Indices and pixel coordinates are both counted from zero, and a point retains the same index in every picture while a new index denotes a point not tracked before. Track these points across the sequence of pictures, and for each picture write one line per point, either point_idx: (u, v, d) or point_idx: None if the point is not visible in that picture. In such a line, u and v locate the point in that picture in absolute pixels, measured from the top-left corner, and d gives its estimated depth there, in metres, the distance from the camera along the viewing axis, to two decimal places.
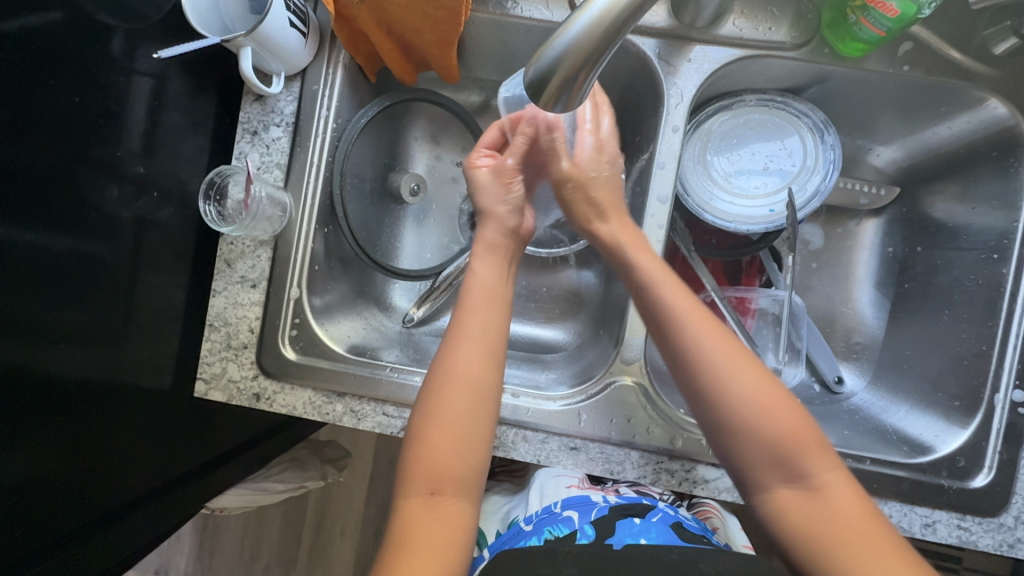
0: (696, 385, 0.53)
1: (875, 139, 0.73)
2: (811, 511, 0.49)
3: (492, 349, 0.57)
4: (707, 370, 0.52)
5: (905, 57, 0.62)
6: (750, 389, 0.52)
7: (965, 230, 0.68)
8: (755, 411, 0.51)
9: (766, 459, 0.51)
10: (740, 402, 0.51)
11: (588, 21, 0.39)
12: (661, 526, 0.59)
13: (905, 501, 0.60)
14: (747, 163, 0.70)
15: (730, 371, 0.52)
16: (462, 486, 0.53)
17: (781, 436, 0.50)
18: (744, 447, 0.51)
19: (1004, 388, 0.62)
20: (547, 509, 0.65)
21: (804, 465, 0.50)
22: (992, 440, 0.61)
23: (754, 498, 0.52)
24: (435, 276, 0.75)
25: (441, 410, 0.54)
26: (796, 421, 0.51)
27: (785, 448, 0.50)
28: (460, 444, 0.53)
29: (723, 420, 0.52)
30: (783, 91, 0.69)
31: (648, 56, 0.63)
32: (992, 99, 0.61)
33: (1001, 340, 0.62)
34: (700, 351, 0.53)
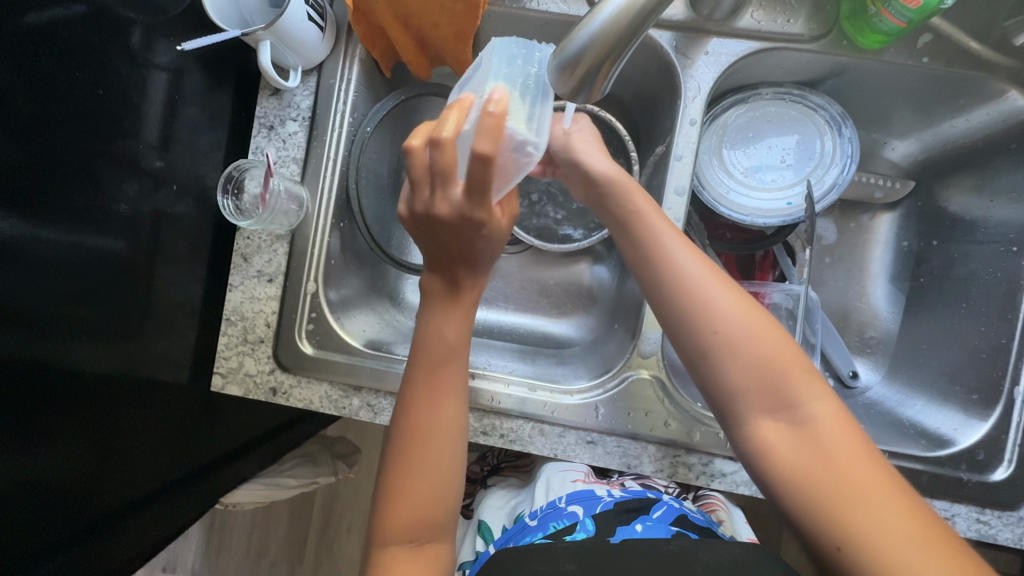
0: (675, 307, 0.51)
1: (891, 132, 0.73)
2: (798, 442, 0.45)
3: (456, 395, 0.54)
4: (687, 291, 0.51)
5: (924, 49, 0.62)
6: (732, 309, 0.50)
7: (983, 223, 0.67)
8: (737, 333, 0.49)
9: (751, 385, 0.48)
10: (721, 326, 0.49)
11: (614, 10, 0.39)
12: (663, 526, 0.58)
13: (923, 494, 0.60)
14: (763, 156, 0.70)
15: (710, 291, 0.51)
16: (438, 528, 0.52)
17: (763, 360, 0.48)
18: (724, 373, 0.49)
19: None
20: (552, 504, 0.64)
21: (790, 392, 0.47)
22: (1011, 433, 0.61)
23: (735, 434, 0.49)
24: None
25: (413, 462, 0.51)
26: (781, 344, 0.48)
27: (769, 374, 0.47)
28: (433, 494, 0.51)
29: (703, 342, 0.50)
30: (800, 84, 0.69)
31: (665, 49, 0.63)
32: (1012, 91, 0.61)
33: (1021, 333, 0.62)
34: (678, 275, 0.52)
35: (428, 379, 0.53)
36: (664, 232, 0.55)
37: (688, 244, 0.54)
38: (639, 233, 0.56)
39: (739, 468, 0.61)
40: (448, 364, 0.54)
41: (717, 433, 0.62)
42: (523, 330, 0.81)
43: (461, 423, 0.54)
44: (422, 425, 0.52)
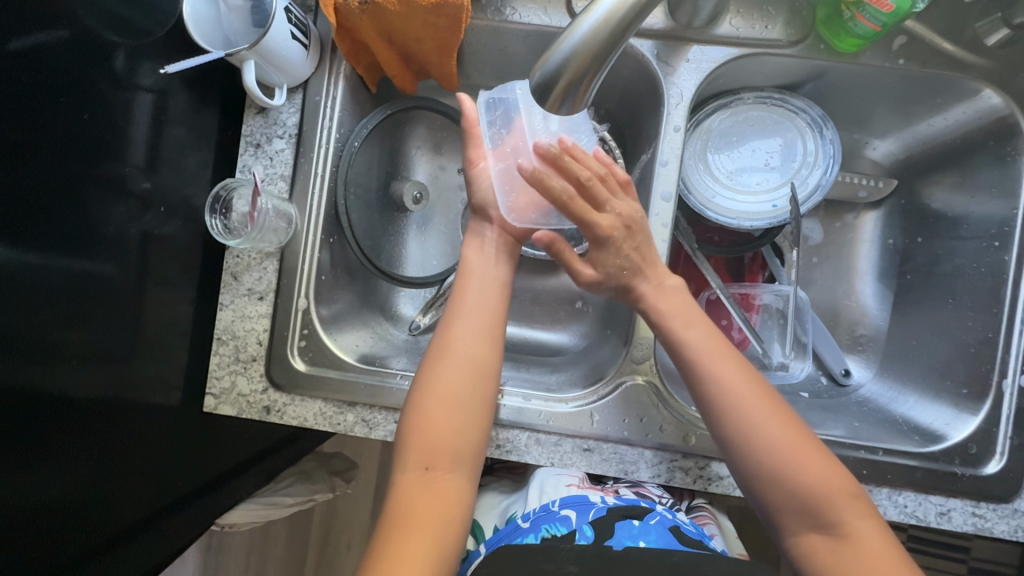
0: (726, 436, 0.53)
1: (871, 132, 0.74)
2: (841, 556, 0.50)
3: (488, 326, 0.59)
4: (737, 420, 0.53)
5: (900, 51, 0.63)
6: (779, 433, 0.52)
7: (965, 219, 0.68)
8: (787, 463, 0.51)
9: (796, 507, 0.51)
10: (771, 451, 0.52)
11: (594, 22, 0.40)
12: (660, 528, 0.59)
13: (918, 489, 0.61)
14: (748, 160, 0.70)
15: (761, 421, 0.52)
16: (456, 460, 0.54)
17: (809, 482, 0.51)
18: (773, 492, 0.52)
19: (1012, 373, 0.63)
20: (545, 507, 0.64)
21: (834, 513, 0.50)
22: (1002, 426, 0.62)
23: (781, 541, 0.53)
24: (440, 282, 0.75)
25: (433, 382, 0.56)
26: (825, 466, 0.52)
27: (815, 497, 0.51)
28: (458, 421, 0.55)
29: (751, 465, 0.53)
30: (781, 88, 0.70)
31: (647, 58, 0.64)
32: (987, 89, 0.62)
33: (1007, 326, 0.63)
34: (729, 407, 0.53)
35: (473, 307, 0.59)
36: (710, 357, 0.55)
37: (739, 368, 0.55)
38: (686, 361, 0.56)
39: None
40: (491, 293, 0.60)
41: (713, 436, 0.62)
42: (516, 338, 0.80)
43: (498, 358, 0.58)
44: (453, 347, 0.57)
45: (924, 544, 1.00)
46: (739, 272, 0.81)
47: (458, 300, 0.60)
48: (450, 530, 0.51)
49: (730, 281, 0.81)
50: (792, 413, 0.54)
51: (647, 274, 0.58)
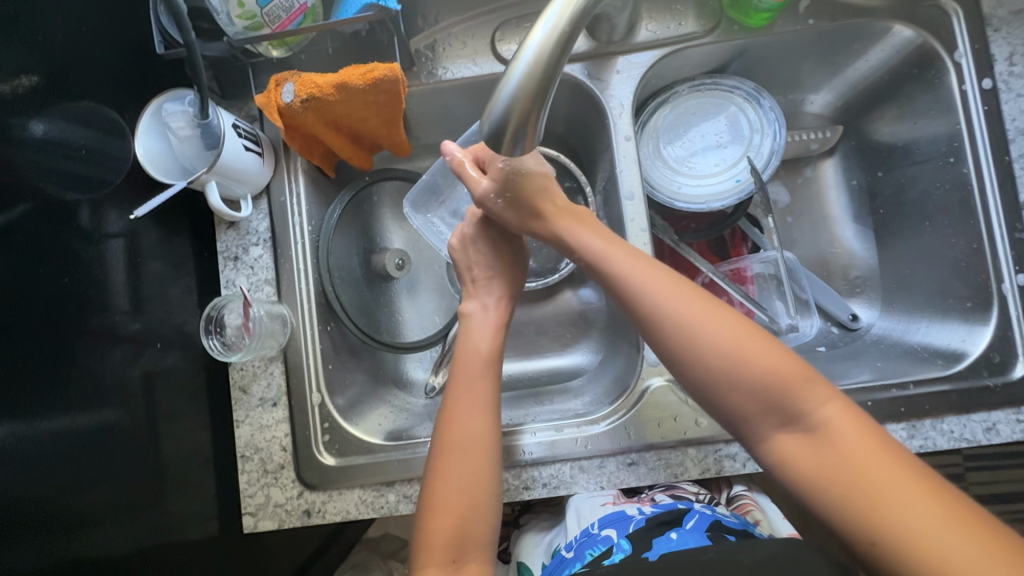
0: (666, 347, 0.52)
1: (805, 89, 0.78)
2: (818, 452, 0.45)
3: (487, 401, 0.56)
4: (683, 332, 0.50)
5: (807, 13, 0.67)
6: (720, 334, 0.50)
7: (915, 144, 0.71)
8: (726, 355, 0.49)
9: (755, 405, 0.48)
10: (716, 359, 0.49)
11: (526, 66, 0.42)
12: (698, 535, 0.58)
13: (959, 412, 0.61)
14: (701, 145, 0.73)
15: (703, 327, 0.50)
16: (481, 548, 0.51)
17: (768, 383, 0.47)
18: (730, 395, 0.49)
19: (1008, 277, 0.64)
20: (585, 531, 0.64)
21: (799, 404, 0.47)
22: (1016, 328, 0.63)
23: (755, 450, 0.49)
24: (443, 338, 0.75)
25: (442, 473, 0.53)
26: (776, 360, 0.48)
27: (772, 391, 0.47)
28: (475, 507, 0.52)
29: (700, 372, 0.50)
30: (710, 73, 0.73)
31: (580, 79, 0.67)
32: (896, 24, 0.66)
33: (988, 235, 0.65)
34: (662, 309, 0.52)
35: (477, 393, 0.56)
36: (631, 268, 0.55)
37: (671, 278, 0.54)
38: (612, 281, 0.56)
39: None
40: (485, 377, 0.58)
41: None
42: (529, 373, 0.81)
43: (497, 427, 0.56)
44: (463, 432, 0.54)
45: (981, 460, 0.99)
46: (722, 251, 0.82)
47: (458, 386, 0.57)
48: None
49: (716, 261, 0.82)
50: (734, 312, 0.52)
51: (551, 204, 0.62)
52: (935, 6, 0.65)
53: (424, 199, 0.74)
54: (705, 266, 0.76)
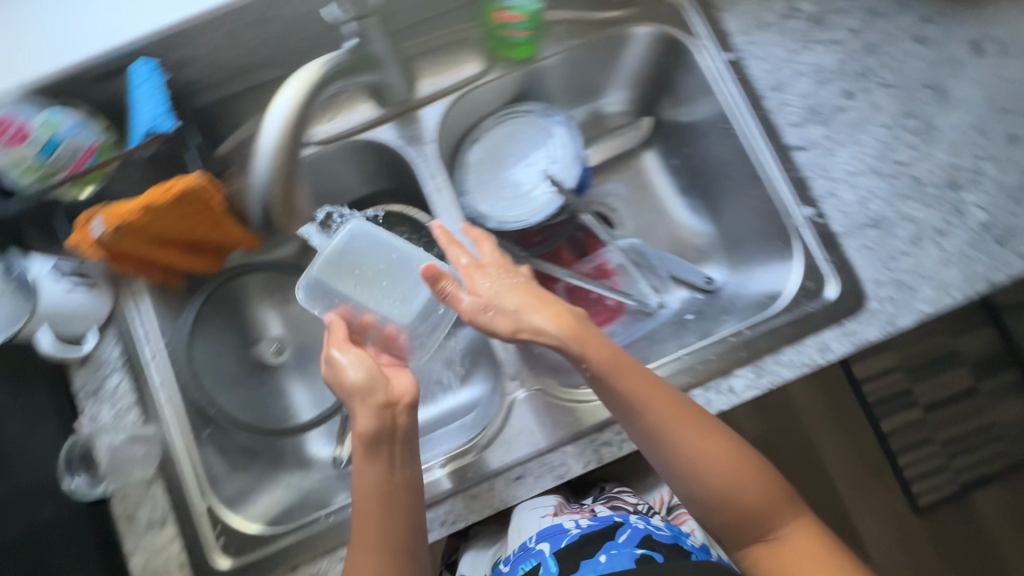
0: (677, 472, 0.61)
1: (601, 95, 0.86)
2: (781, 559, 0.60)
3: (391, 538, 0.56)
4: (691, 468, 0.60)
5: (563, 36, 0.77)
6: (722, 465, 0.61)
7: (699, 118, 0.79)
8: (728, 481, 0.60)
9: (741, 523, 0.61)
10: (716, 484, 0.60)
11: (265, 160, 0.48)
12: (624, 556, 0.64)
13: (792, 342, 0.66)
14: (514, 169, 0.77)
15: (715, 461, 0.60)
16: None
17: (754, 506, 0.60)
18: (722, 514, 0.61)
19: (795, 211, 0.70)
20: (522, 546, 0.70)
21: (774, 522, 0.61)
22: (817, 254, 0.69)
23: (733, 553, 0.63)
24: (338, 409, 0.78)
25: None
26: (761, 486, 0.61)
27: (755, 515, 0.60)
28: None
29: (704, 494, 0.61)
30: (508, 104, 0.80)
31: (388, 141, 0.73)
32: (639, 27, 0.76)
33: (768, 181, 0.71)
34: (682, 447, 0.60)
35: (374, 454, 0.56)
36: (662, 408, 0.59)
37: (685, 413, 0.60)
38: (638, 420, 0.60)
39: None
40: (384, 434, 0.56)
41: None
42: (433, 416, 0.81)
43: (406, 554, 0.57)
44: None
45: None
46: (578, 250, 0.87)
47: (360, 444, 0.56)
48: None
49: (576, 260, 0.87)
50: (733, 440, 0.62)
51: (540, 316, 0.60)
52: (666, 5, 0.75)
53: (317, 297, 0.66)
54: (561, 272, 0.81)
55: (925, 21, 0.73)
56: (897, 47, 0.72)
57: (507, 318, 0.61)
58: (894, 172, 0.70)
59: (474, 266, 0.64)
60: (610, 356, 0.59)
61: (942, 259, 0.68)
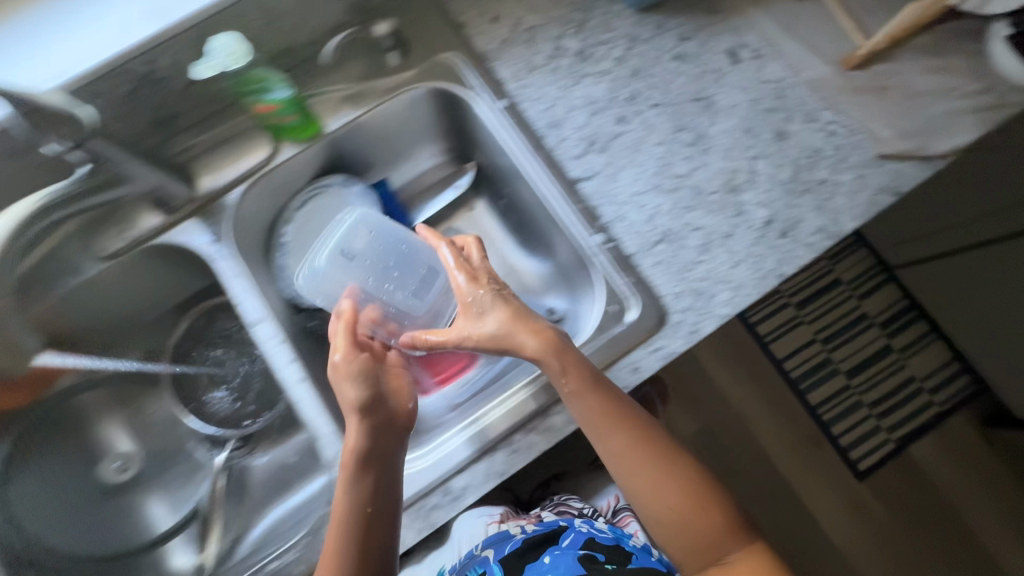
0: (634, 493, 0.64)
1: (414, 153, 0.88)
2: None
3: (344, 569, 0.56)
4: (641, 489, 0.63)
5: (345, 106, 0.78)
6: (675, 486, 0.63)
7: (501, 162, 0.81)
8: (677, 508, 0.62)
9: (688, 549, 0.62)
10: (670, 507, 0.62)
11: None
12: (568, 557, 0.69)
13: (604, 368, 0.68)
14: (320, 242, 0.79)
15: (658, 491, 0.62)
16: None
17: (699, 532, 0.61)
18: (671, 539, 0.62)
19: (590, 240, 0.72)
20: (468, 554, 0.72)
21: (722, 550, 0.62)
22: (616, 277, 0.71)
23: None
24: (195, 512, 0.78)
25: None
26: (707, 516, 0.62)
27: (705, 541, 0.61)
28: None
29: (659, 517, 0.63)
30: (313, 181, 0.81)
31: (181, 242, 0.73)
32: (418, 83, 0.77)
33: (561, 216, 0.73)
34: (632, 468, 0.63)
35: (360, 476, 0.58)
36: (619, 428, 0.63)
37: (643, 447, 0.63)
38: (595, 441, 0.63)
39: (472, 474, 0.65)
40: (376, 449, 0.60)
41: (432, 462, 0.65)
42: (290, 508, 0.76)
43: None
44: None
45: None
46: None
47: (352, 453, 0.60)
48: None
49: None
50: (685, 468, 0.64)
51: (518, 331, 0.64)
52: (440, 62, 0.77)
53: (314, 287, 0.73)
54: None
55: (682, 38, 0.77)
56: (660, 68, 0.76)
57: (489, 340, 0.64)
58: (676, 185, 0.72)
59: (474, 271, 0.68)
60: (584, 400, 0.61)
61: (733, 261, 0.70)
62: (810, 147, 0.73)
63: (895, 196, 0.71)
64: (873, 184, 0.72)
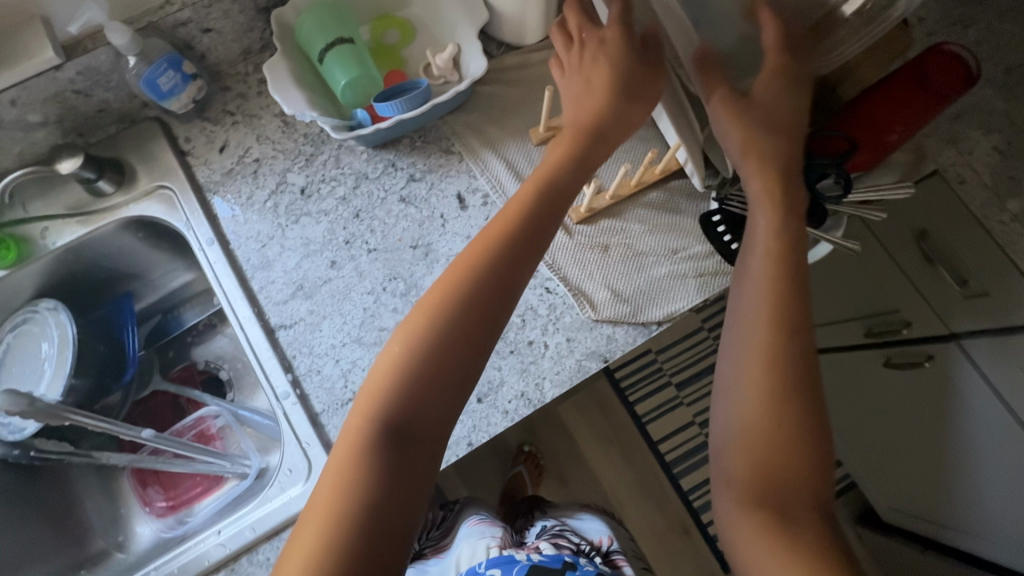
0: (733, 380, 0.58)
1: (166, 268, 0.87)
2: (783, 541, 0.51)
3: (405, 349, 0.51)
4: (740, 376, 0.57)
5: (52, 229, 0.74)
6: (796, 382, 0.55)
7: None
8: (762, 420, 0.55)
9: (757, 470, 0.54)
10: (745, 421, 0.56)
11: None
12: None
13: (268, 537, 0.64)
14: (26, 372, 0.78)
15: (791, 382, 0.55)
16: (374, 411, 0.49)
17: (768, 472, 0.54)
18: (746, 455, 0.55)
19: (278, 394, 0.68)
20: (474, 571, 0.76)
21: (781, 499, 0.53)
22: (298, 437, 0.67)
23: (720, 509, 0.57)
24: None
25: (387, 350, 0.52)
26: (798, 450, 0.54)
27: (775, 475, 0.54)
28: (403, 392, 0.50)
29: (739, 424, 0.56)
30: (29, 301, 0.78)
31: None
32: (134, 208, 0.75)
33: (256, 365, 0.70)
34: (744, 353, 0.58)
35: (516, 243, 0.55)
36: (761, 292, 0.59)
37: (782, 349, 0.56)
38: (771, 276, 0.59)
39: None
40: (543, 209, 0.58)
41: None
42: None
43: (464, 323, 0.52)
44: (440, 298, 0.53)
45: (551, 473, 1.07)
46: (179, 413, 0.89)
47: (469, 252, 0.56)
48: (350, 500, 0.46)
49: (172, 425, 0.89)
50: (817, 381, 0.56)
51: (774, 142, 0.61)
52: (160, 189, 0.75)
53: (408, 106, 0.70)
54: (117, 456, 0.82)
55: (411, 179, 0.75)
56: (380, 209, 0.74)
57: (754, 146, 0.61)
58: (377, 340, 0.69)
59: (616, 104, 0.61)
60: (767, 262, 0.59)
61: None
62: (523, 304, 0.71)
63: (601, 363, 0.69)
64: (581, 348, 0.69)
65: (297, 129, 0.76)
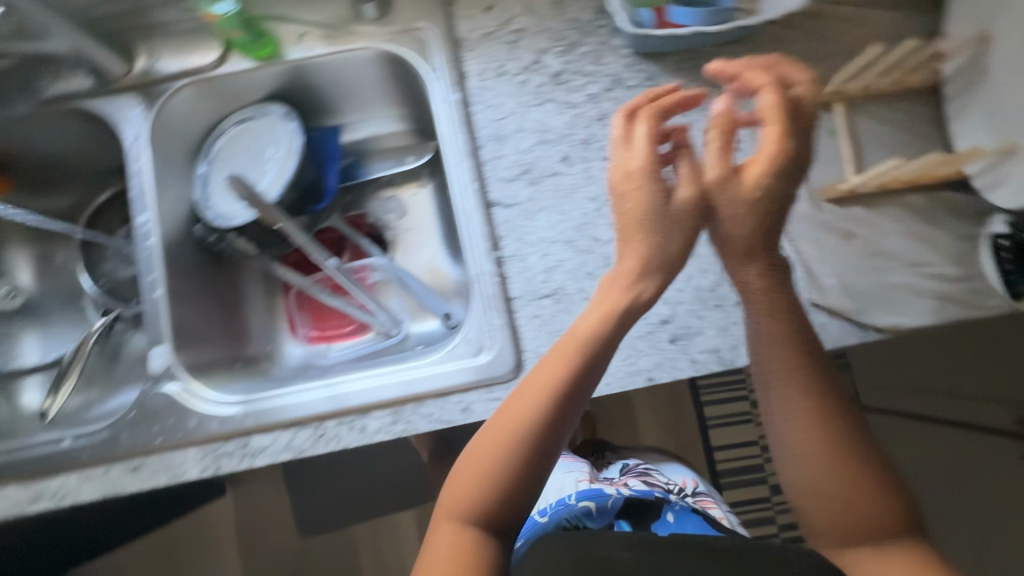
0: (771, 435, 0.51)
1: (375, 113, 0.87)
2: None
3: (499, 455, 0.49)
4: (768, 432, 0.51)
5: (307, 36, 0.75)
6: (846, 430, 0.49)
7: None
8: (817, 466, 0.49)
9: (832, 513, 0.48)
10: (803, 478, 0.49)
11: None
12: (689, 518, 0.79)
13: (438, 395, 0.65)
14: (242, 164, 0.78)
15: (850, 440, 0.49)
16: (476, 505, 0.49)
17: (859, 517, 0.47)
18: (812, 503, 0.49)
19: (479, 267, 0.68)
20: (566, 500, 0.81)
21: (874, 535, 0.47)
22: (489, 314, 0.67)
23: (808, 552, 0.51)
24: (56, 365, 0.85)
25: (485, 437, 0.51)
26: (878, 492, 0.48)
27: (860, 517, 0.47)
28: (507, 476, 0.49)
29: (795, 473, 0.50)
30: (262, 101, 0.80)
31: (113, 116, 0.75)
32: (387, 42, 0.74)
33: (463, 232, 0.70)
34: (770, 419, 0.51)
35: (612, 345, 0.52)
36: (759, 369, 0.52)
37: (825, 414, 0.50)
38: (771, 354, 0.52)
39: (272, 439, 0.65)
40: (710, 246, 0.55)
41: (237, 416, 0.66)
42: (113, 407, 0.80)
43: (542, 411, 0.50)
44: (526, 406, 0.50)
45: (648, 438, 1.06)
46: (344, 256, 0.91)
47: (551, 363, 0.51)
48: None
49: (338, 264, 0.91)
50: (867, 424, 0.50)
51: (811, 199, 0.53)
52: (416, 30, 0.74)
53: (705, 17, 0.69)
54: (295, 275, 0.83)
55: None
56: None
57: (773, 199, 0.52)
58: (589, 248, 0.67)
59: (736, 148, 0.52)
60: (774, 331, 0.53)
61: None
62: None
63: None
64: None
65: (567, 13, 0.73)
